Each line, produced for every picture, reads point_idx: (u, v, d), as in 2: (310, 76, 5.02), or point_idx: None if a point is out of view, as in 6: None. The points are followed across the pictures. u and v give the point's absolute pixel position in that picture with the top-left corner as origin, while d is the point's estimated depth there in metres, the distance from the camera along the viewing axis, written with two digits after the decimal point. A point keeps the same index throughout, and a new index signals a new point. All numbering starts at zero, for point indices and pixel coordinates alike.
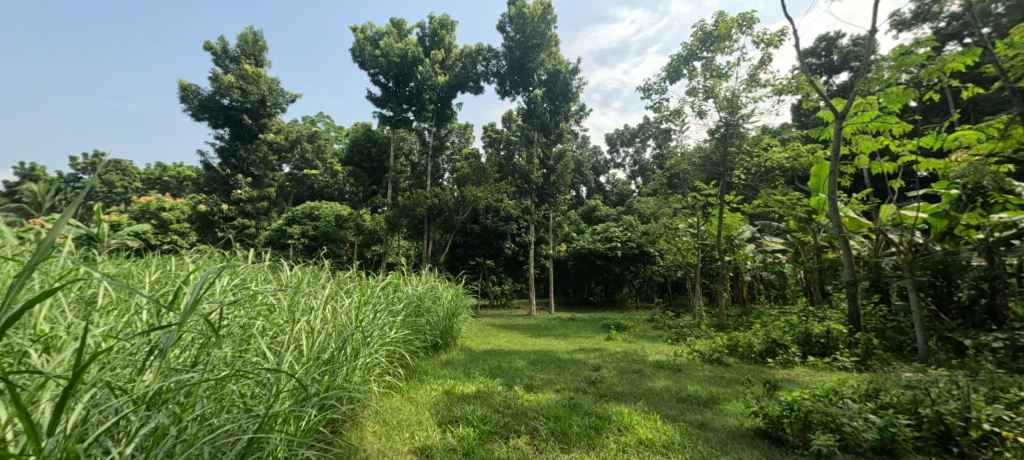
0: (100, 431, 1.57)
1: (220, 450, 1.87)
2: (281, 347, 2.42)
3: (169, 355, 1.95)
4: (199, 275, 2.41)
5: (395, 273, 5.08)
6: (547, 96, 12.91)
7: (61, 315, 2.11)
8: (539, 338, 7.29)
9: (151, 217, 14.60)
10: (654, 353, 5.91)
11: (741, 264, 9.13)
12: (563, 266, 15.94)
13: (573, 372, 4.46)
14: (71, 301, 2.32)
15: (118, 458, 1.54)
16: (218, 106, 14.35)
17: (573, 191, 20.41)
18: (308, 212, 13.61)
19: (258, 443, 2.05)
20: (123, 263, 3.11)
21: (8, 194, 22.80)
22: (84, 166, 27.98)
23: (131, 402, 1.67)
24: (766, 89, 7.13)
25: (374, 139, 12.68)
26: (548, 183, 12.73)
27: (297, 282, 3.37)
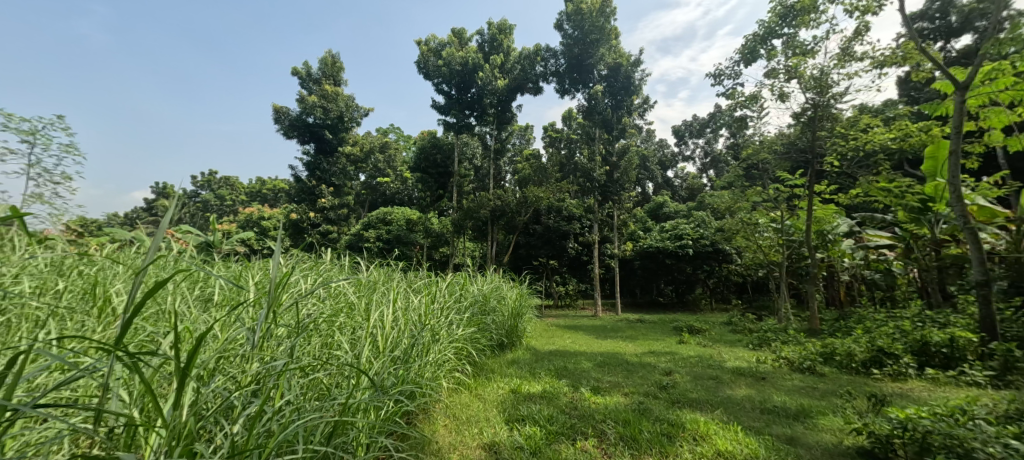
0: (214, 413, 1.76)
1: (310, 434, 2.03)
2: (362, 340, 2.57)
3: (265, 346, 2.14)
4: (289, 275, 2.60)
5: (462, 273, 5.20)
6: (608, 91, 12.60)
7: (186, 310, 2.44)
8: (606, 340, 7.14)
9: (253, 225, 16.39)
10: (733, 358, 5.54)
11: (836, 263, 8.30)
12: (629, 266, 15.52)
13: (643, 376, 4.30)
14: (196, 299, 2.64)
15: (227, 435, 1.73)
16: (304, 124, 15.67)
17: (638, 188, 19.82)
18: (382, 216, 13.67)
19: (343, 428, 2.20)
20: (233, 266, 3.48)
21: (147, 210, 26.91)
22: (202, 184, 32.29)
23: (237, 386, 1.87)
24: (862, 63, 6.42)
25: (439, 145, 13.17)
26: (611, 181, 12.33)
27: (375, 282, 3.55)
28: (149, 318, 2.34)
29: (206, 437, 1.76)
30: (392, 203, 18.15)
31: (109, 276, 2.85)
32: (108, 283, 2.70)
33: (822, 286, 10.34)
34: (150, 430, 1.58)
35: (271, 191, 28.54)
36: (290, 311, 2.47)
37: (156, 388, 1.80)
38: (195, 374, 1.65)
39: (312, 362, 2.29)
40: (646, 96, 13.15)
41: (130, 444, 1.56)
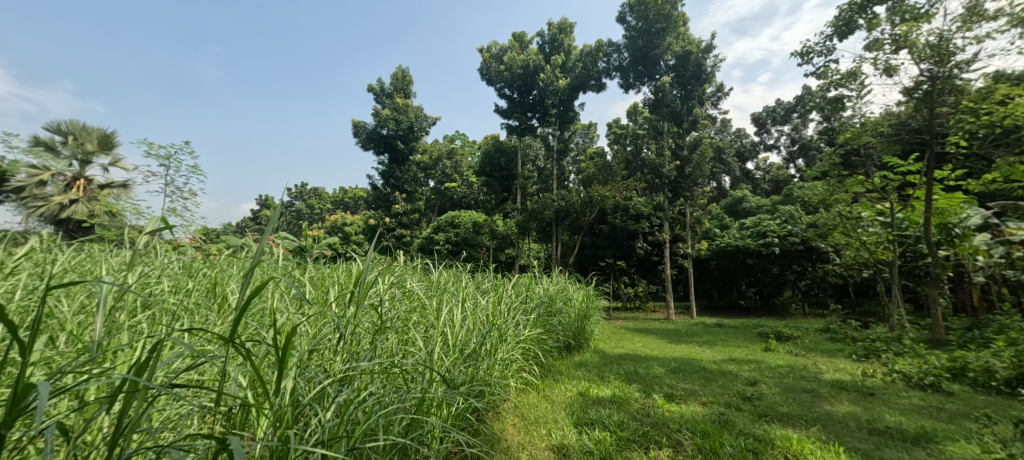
0: (307, 403, 1.91)
1: (390, 426, 2.14)
2: (435, 337, 2.66)
3: (349, 343, 2.27)
4: (367, 276, 2.73)
5: (528, 273, 5.18)
6: (677, 81, 12.11)
7: (283, 307, 2.67)
8: (680, 345, 6.80)
9: (336, 231, 17.77)
10: (833, 370, 5.01)
11: (967, 261, 7.19)
12: (704, 266, 14.88)
13: (724, 385, 4.03)
14: (291, 297, 2.88)
15: (319, 424, 1.87)
16: (380, 136, 17.10)
17: (713, 182, 18.75)
18: (450, 219, 14.20)
19: (418, 422, 2.29)
20: (320, 268, 3.75)
21: (251, 221, 30.25)
22: (295, 195, 35.66)
23: (326, 377, 2.00)
24: (996, 23, 5.56)
25: (503, 149, 13.34)
26: (684, 176, 11.80)
27: (444, 283, 3.63)
28: (255, 314, 2.60)
29: (304, 421, 1.92)
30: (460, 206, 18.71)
31: (225, 276, 3.23)
32: (223, 283, 3.06)
33: (949, 288, 9.03)
34: (259, 413, 1.76)
35: (352, 199, 30.68)
36: (370, 310, 2.60)
37: (263, 376, 2.00)
38: (294, 364, 1.82)
39: (390, 358, 2.40)
40: (720, 84, 12.40)
41: (244, 422, 1.75)
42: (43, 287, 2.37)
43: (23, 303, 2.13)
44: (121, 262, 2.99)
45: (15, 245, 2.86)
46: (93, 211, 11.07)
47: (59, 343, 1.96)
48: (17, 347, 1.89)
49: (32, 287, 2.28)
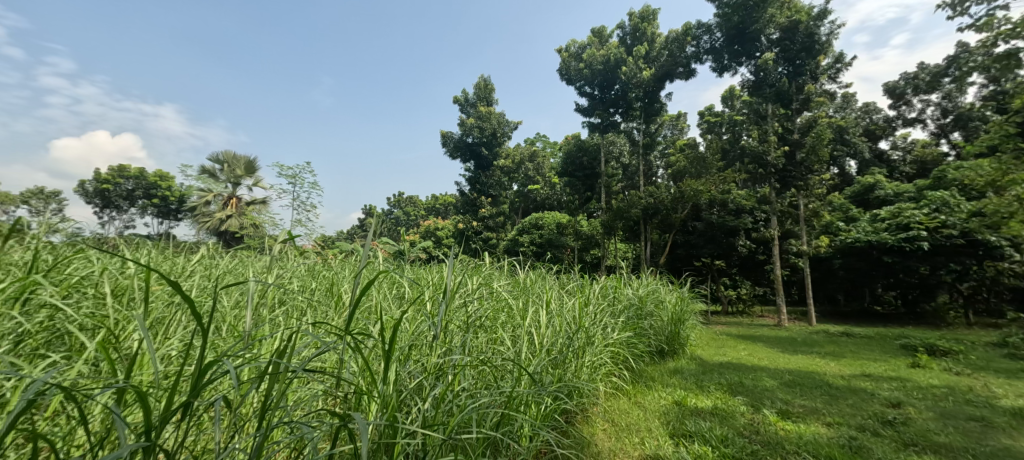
0: (409, 395, 2.03)
1: (482, 420, 2.20)
2: (523, 334, 2.67)
3: (444, 339, 2.38)
4: (458, 278, 2.84)
5: (616, 275, 4.96)
6: (783, 57, 10.64)
7: (386, 306, 2.88)
8: (796, 355, 6.08)
9: (430, 236, 18.86)
10: (1005, 394, 4.14)
11: None
12: (826, 265, 13.40)
13: (854, 405, 3.52)
14: (393, 297, 3.10)
15: (419, 414, 1.98)
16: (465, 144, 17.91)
17: (833, 168, 16.49)
18: (534, 222, 14.19)
19: (508, 418, 2.31)
20: (417, 270, 3.95)
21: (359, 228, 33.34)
22: (395, 203, 38.52)
23: (423, 371, 2.12)
24: None
25: (585, 148, 13.06)
26: (794, 163, 10.49)
27: (529, 283, 3.61)
28: (364, 311, 2.85)
29: (406, 410, 2.05)
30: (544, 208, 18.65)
31: (340, 278, 3.59)
32: (338, 283, 3.39)
33: None
34: (370, 399, 1.93)
35: (441, 205, 32.09)
36: (461, 308, 2.69)
37: (372, 365, 2.18)
38: (398, 357, 1.96)
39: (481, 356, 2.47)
40: (838, 55, 10.97)
41: (358, 406, 1.93)
42: (211, 286, 2.85)
43: (199, 297, 2.58)
44: (261, 265, 3.43)
45: (187, 251, 3.44)
46: (241, 223, 14.19)
47: (222, 331, 2.36)
48: (196, 334, 2.33)
49: (205, 287, 2.76)
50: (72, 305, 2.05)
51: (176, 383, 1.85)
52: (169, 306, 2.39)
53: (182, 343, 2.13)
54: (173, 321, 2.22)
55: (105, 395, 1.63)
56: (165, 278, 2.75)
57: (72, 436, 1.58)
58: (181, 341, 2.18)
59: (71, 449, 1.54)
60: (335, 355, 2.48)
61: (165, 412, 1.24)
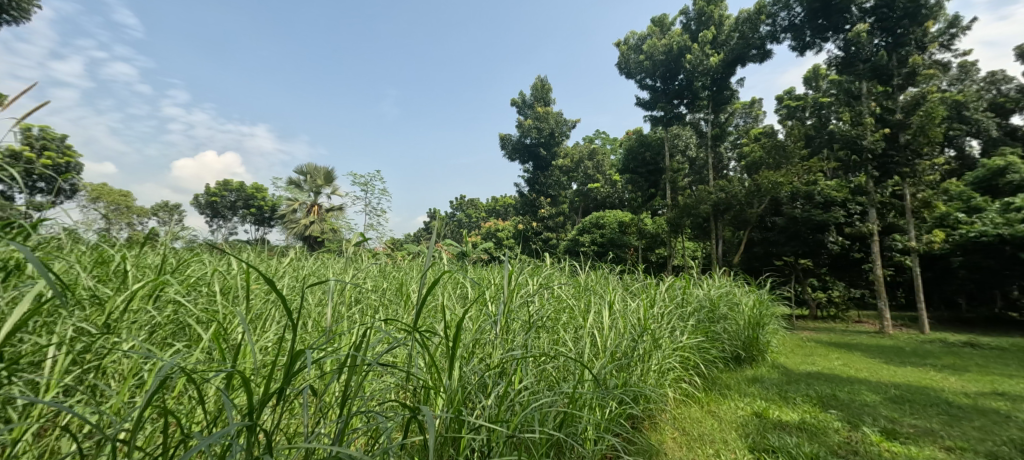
0: (473, 391, 2.06)
1: (545, 419, 2.17)
2: (586, 334, 2.59)
3: (507, 338, 2.40)
4: (519, 279, 2.85)
5: (685, 275, 4.71)
6: (880, 28, 9.56)
7: (451, 306, 2.96)
8: (900, 368, 5.40)
9: (490, 237, 19.11)
10: None
11: None
12: (941, 262, 11.80)
13: (978, 427, 3.05)
14: (457, 297, 3.17)
15: (483, 410, 2.00)
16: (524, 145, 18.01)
17: (945, 152, 14.42)
18: (594, 221, 13.84)
19: (572, 419, 2.26)
20: (481, 270, 3.98)
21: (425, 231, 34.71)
22: (456, 206, 39.67)
23: (487, 368, 2.14)
24: None
25: (647, 143, 12.63)
26: (896, 146, 9.49)
27: (592, 283, 3.50)
28: (431, 311, 2.96)
29: (470, 405, 2.08)
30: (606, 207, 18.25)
31: (409, 278, 3.72)
32: (407, 283, 3.51)
33: None
34: (437, 393, 1.99)
35: (501, 206, 32.40)
36: (523, 308, 2.70)
37: (437, 360, 2.24)
38: (462, 353, 2.00)
39: (544, 356, 2.45)
40: (952, 20, 9.70)
41: (425, 398, 1.99)
42: (299, 285, 3.09)
43: (290, 296, 2.82)
44: (340, 266, 3.63)
45: (279, 254, 3.74)
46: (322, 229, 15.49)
47: (307, 327, 2.57)
48: (288, 329, 2.54)
49: (294, 286, 3.00)
50: (189, 300, 2.33)
51: (271, 372, 2.04)
52: (265, 303, 2.64)
53: (276, 336, 2.35)
54: (270, 316, 2.45)
55: (216, 380, 1.84)
56: (261, 278, 3.02)
57: (193, 414, 1.82)
58: (275, 334, 2.40)
59: (192, 424, 1.78)
60: (405, 351, 2.59)
61: (264, 396, 1.35)
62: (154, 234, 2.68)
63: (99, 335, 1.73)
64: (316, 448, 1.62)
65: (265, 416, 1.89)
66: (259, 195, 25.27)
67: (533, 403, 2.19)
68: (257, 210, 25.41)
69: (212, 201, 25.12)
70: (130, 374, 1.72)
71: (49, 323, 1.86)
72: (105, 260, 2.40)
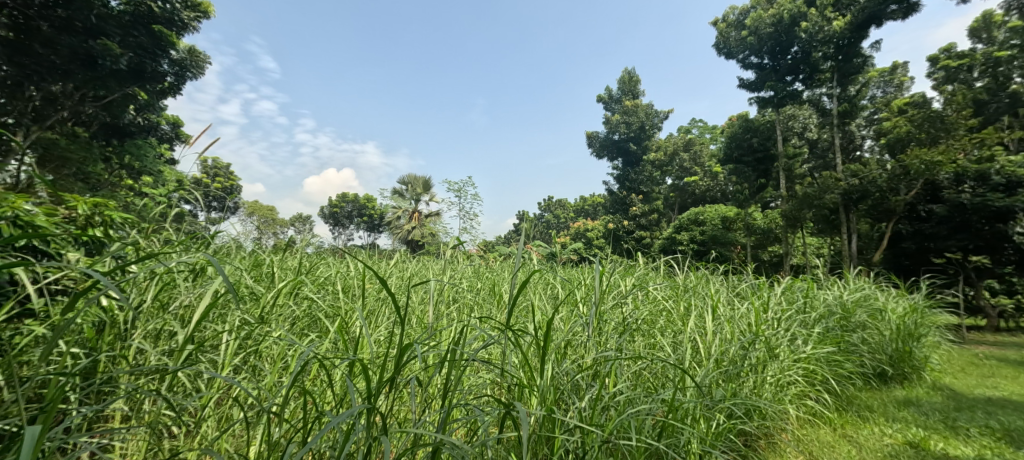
0: (567, 391, 2.01)
1: (643, 425, 2.03)
2: (688, 337, 2.39)
3: (601, 338, 2.32)
4: (611, 279, 2.77)
5: (807, 275, 4.17)
6: None
7: (543, 306, 2.96)
8: None
9: (580, 238, 18.73)
10: None
11: None
12: None
13: None
14: (548, 297, 3.16)
15: (577, 412, 1.93)
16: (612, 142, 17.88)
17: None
18: (693, 217, 12.81)
19: (673, 428, 2.09)
20: (572, 270, 3.91)
21: (515, 233, 35.31)
22: (544, 208, 39.83)
23: (579, 369, 2.08)
24: None
25: (753, 129, 11.61)
26: None
27: (694, 283, 3.24)
28: (524, 310, 2.99)
29: (564, 405, 2.03)
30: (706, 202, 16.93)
31: (502, 279, 3.77)
32: (500, 284, 3.56)
33: None
34: (530, 390, 1.97)
35: (591, 206, 31.66)
36: (616, 309, 2.60)
37: (530, 360, 2.24)
38: (554, 351, 1.96)
39: (641, 359, 2.32)
40: None
41: (519, 395, 1.99)
42: (405, 284, 3.31)
43: (398, 294, 3.03)
44: (438, 267, 3.81)
45: (387, 256, 4.03)
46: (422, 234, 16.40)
47: (413, 323, 2.74)
48: (397, 325, 2.73)
49: (401, 285, 3.22)
50: (318, 296, 2.63)
51: (380, 363, 2.19)
52: (376, 301, 2.86)
53: (388, 331, 2.54)
54: (380, 312, 2.64)
55: (341, 366, 2.05)
56: (375, 277, 3.30)
57: (323, 395, 2.04)
58: (386, 329, 2.59)
59: (324, 404, 2.01)
60: (499, 349, 2.65)
61: (378, 383, 1.44)
62: (292, 240, 3.07)
63: (254, 323, 2.06)
64: (420, 435, 1.70)
65: (379, 402, 2.05)
66: (370, 205, 27.86)
67: (630, 407, 2.08)
68: (368, 219, 28.10)
69: (333, 212, 28.43)
70: (278, 358, 2.01)
71: (223, 314, 2.25)
72: (258, 262, 2.80)
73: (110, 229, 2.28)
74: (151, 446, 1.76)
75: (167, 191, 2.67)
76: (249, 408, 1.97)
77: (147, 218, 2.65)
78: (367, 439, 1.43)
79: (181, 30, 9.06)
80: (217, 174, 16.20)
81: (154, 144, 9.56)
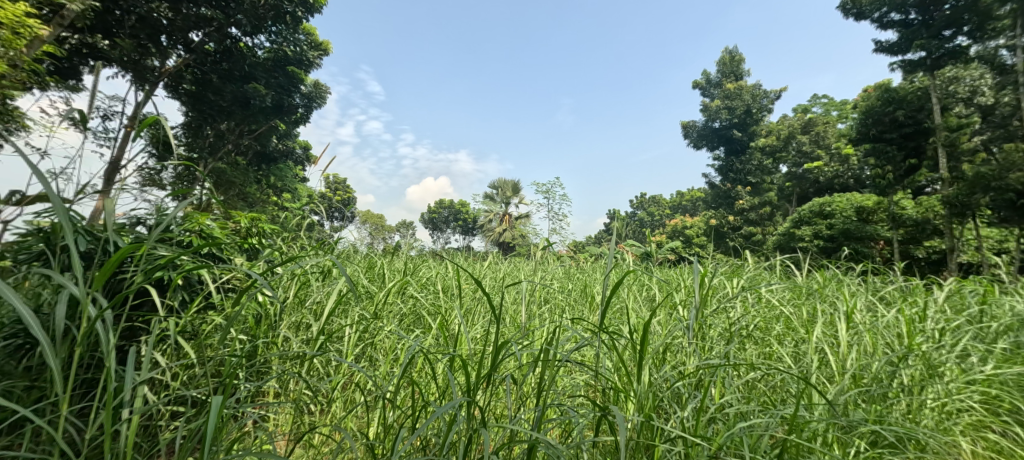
0: (666, 400, 1.83)
1: (758, 445, 1.76)
2: (814, 346, 2.04)
3: (704, 344, 2.10)
4: (716, 280, 2.53)
5: (984, 278, 3.37)
6: None
7: (638, 308, 2.81)
8: None
9: (678, 235, 17.49)
10: None
11: None
12: None
13: None
14: (645, 298, 3.00)
15: (679, 424, 1.73)
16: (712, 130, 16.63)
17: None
18: (818, 209, 11.02)
19: (797, 449, 1.78)
20: (669, 270, 3.68)
21: (607, 233, 34.37)
22: (638, 205, 38.32)
23: (678, 375, 1.89)
24: None
25: (897, 100, 10.13)
26: None
27: (823, 283, 2.80)
28: (618, 312, 2.86)
29: (664, 415, 1.84)
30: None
31: (595, 279, 3.65)
32: (591, 284, 3.44)
33: None
34: (626, 397, 1.82)
35: (690, 202, 29.65)
36: (721, 313, 2.36)
37: (625, 366, 2.10)
38: (649, 355, 1.80)
39: (755, 369, 2.04)
40: None
41: (614, 402, 1.85)
42: (499, 285, 3.32)
43: (492, 293, 3.05)
44: (529, 269, 3.81)
45: (482, 258, 4.09)
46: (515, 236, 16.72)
47: (507, 322, 2.74)
48: (493, 325, 2.73)
49: (495, 285, 3.25)
50: (421, 295, 2.73)
51: (477, 360, 2.18)
52: (473, 299, 2.90)
53: (484, 330, 2.55)
54: (476, 311, 2.65)
55: (440, 362, 2.09)
56: (473, 277, 3.35)
57: (428, 387, 2.09)
58: (483, 328, 2.61)
59: (427, 397, 2.06)
60: (593, 351, 2.54)
61: (477, 379, 1.43)
62: (399, 244, 3.27)
63: (371, 319, 2.21)
64: (516, 433, 1.65)
65: (477, 398, 2.05)
66: (465, 210, 29.24)
67: (742, 421, 1.84)
68: (464, 222, 29.45)
69: (432, 217, 30.20)
70: (389, 350, 2.12)
71: (345, 310, 2.44)
72: (371, 264, 3.00)
73: (258, 237, 2.63)
74: (295, 419, 1.96)
75: (301, 203, 3.02)
76: (367, 394, 2.12)
77: (288, 227, 3.00)
78: (466, 435, 1.41)
79: (309, 68, 10.88)
80: (337, 187, 18.12)
81: (290, 165, 11.49)
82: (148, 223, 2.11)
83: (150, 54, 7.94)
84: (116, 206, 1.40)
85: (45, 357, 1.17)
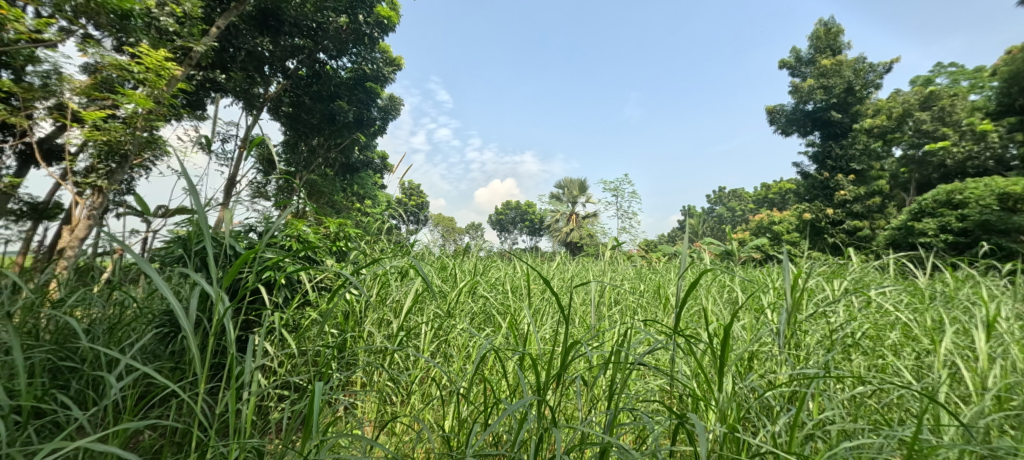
0: (752, 411, 1.63)
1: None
2: (942, 358, 1.72)
3: (798, 351, 1.87)
4: (812, 281, 2.26)
5: None
6: None
7: (718, 311, 2.59)
8: None
9: (766, 231, 15.88)
10: None
11: None
12: None
13: None
14: (727, 299, 2.77)
15: (768, 437, 1.54)
16: (804, 113, 14.86)
17: None
18: (943, 198, 9.33)
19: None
20: (755, 270, 3.34)
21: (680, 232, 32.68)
22: (716, 199, 36.20)
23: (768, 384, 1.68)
24: None
25: None
26: None
27: (950, 282, 2.41)
28: (696, 315, 2.67)
29: (751, 428, 1.64)
30: (955, 177, 13.03)
31: (670, 279, 3.43)
32: (666, 285, 3.22)
33: None
34: (707, 405, 1.65)
35: (773, 196, 27.39)
36: (818, 319, 2.09)
37: (706, 372, 1.93)
38: (733, 360, 1.61)
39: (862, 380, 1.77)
40: None
41: (692, 411, 1.69)
42: (567, 285, 3.24)
43: (563, 293, 2.98)
44: (600, 269, 3.69)
45: (549, 259, 4.02)
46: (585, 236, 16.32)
47: (577, 323, 2.66)
48: (563, 325, 2.66)
49: (564, 285, 3.18)
50: (492, 296, 2.73)
51: (547, 360, 2.12)
52: (543, 299, 2.85)
53: (554, 330, 2.49)
54: (545, 311, 2.59)
55: (510, 361, 2.05)
56: (545, 278, 3.29)
57: (499, 385, 2.06)
58: (552, 328, 2.55)
59: (500, 395, 2.03)
60: (668, 356, 2.39)
61: (547, 378, 1.36)
62: (470, 245, 3.30)
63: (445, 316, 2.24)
64: (587, 435, 1.55)
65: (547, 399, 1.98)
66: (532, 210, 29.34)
67: (848, 441, 1.60)
68: (530, 223, 29.46)
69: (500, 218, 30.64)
70: (462, 348, 2.12)
71: (422, 308, 2.50)
72: (444, 265, 3.05)
73: (344, 240, 2.78)
74: (379, 409, 2.02)
75: (380, 209, 3.15)
76: (443, 389, 2.15)
77: (370, 231, 3.12)
78: (533, 438, 1.34)
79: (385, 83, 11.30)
80: (412, 194, 18.85)
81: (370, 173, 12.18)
82: (257, 230, 2.32)
83: (257, 83, 8.78)
84: (234, 214, 1.53)
85: (185, 340, 1.19)
